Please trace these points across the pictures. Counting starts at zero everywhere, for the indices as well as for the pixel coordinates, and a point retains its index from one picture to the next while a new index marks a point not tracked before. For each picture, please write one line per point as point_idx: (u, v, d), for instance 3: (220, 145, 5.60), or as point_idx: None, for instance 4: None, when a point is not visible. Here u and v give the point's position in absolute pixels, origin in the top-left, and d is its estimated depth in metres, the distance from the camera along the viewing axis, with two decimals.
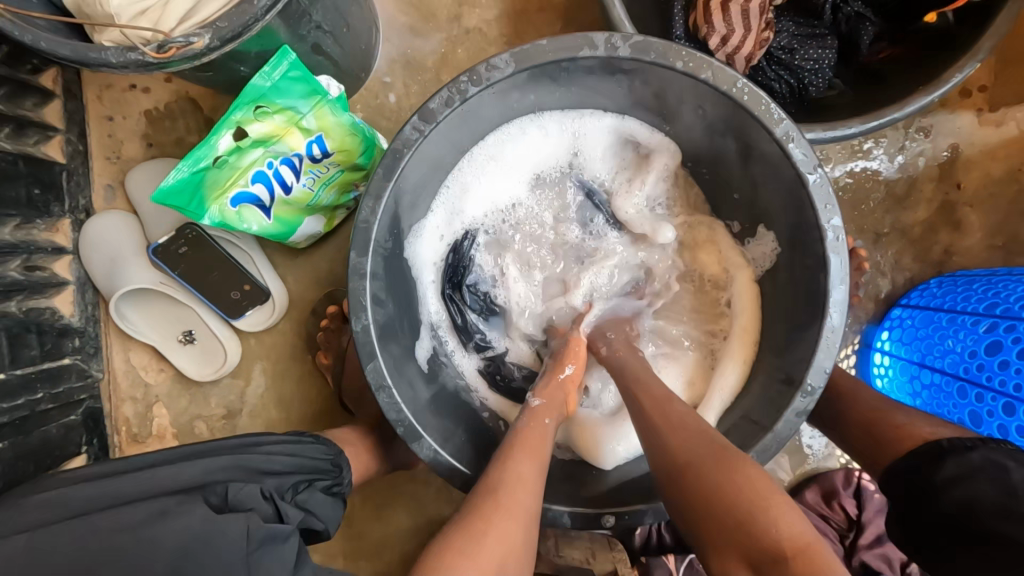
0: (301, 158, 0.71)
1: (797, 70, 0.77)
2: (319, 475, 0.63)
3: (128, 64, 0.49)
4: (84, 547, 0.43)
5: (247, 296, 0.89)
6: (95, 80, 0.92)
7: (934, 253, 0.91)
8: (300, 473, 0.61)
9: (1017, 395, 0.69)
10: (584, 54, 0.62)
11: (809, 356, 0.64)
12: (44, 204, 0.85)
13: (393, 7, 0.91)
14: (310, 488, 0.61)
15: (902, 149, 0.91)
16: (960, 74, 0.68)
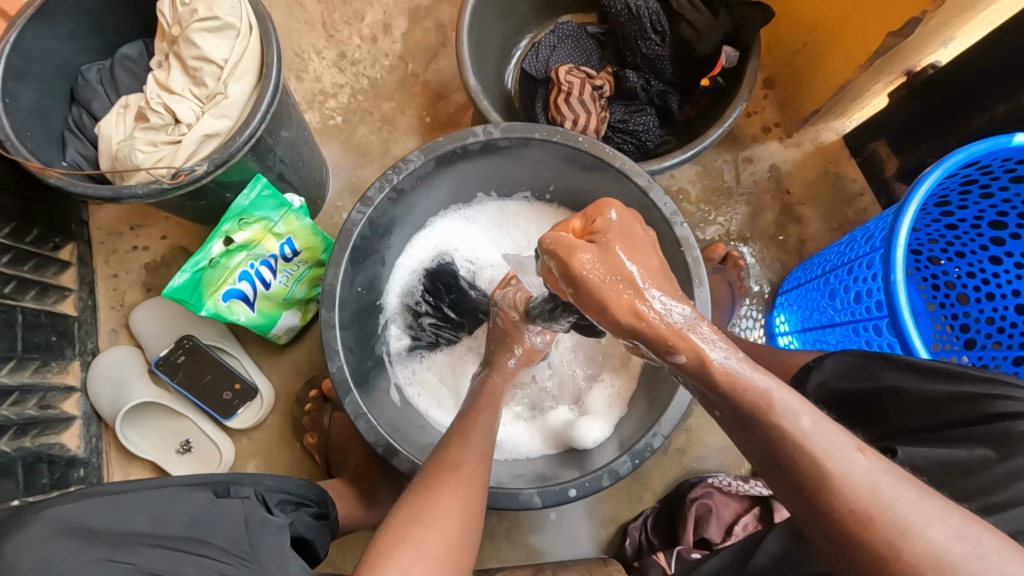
0: (277, 257, 0.91)
1: (634, 133, 1.07)
2: (306, 502, 0.72)
3: (150, 193, 0.71)
4: (119, 515, 0.50)
5: (238, 394, 1.02)
6: (103, 249, 1.13)
7: (790, 243, 1.15)
8: (289, 496, 0.70)
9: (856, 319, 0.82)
10: (470, 140, 0.86)
11: (692, 315, 0.82)
12: (58, 349, 1.00)
13: (338, 152, 1.20)
14: (297, 510, 0.70)
15: (739, 175, 1.19)
16: (735, 110, 0.97)
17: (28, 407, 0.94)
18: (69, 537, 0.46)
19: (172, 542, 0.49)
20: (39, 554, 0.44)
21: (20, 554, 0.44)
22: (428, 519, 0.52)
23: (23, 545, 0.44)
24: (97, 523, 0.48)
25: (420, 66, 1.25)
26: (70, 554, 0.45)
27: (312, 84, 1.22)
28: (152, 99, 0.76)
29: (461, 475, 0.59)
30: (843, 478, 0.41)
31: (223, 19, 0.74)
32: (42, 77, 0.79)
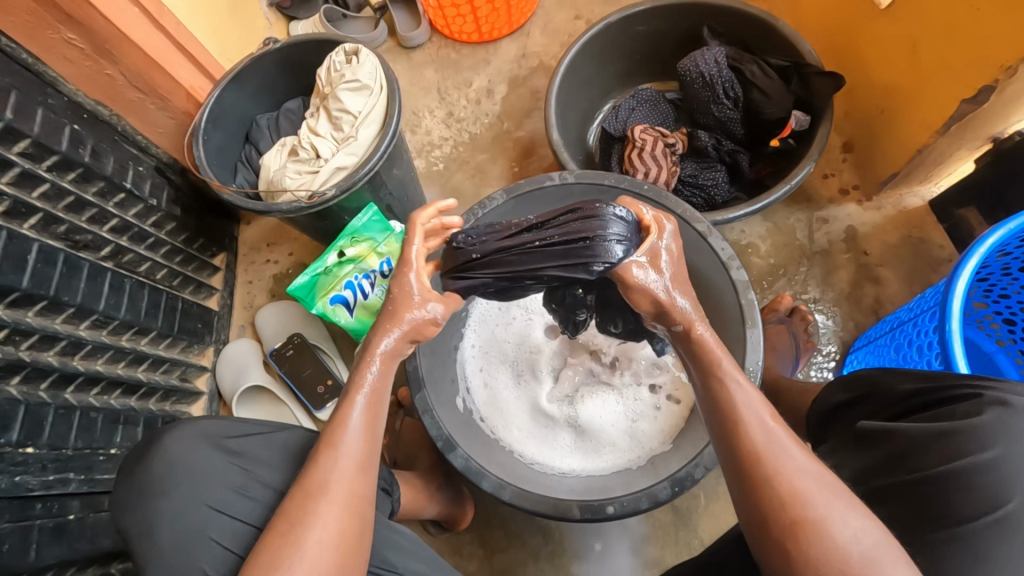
0: (375, 273, 1.07)
1: (703, 186, 1.14)
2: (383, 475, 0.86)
3: (291, 208, 0.91)
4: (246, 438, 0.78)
5: (329, 389, 1.17)
6: (245, 260, 1.38)
7: (867, 303, 1.14)
8: None
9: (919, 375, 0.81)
10: (547, 183, 0.99)
11: (743, 355, 0.86)
12: (201, 335, 1.24)
13: (437, 193, 1.39)
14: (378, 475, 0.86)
15: (812, 232, 1.20)
16: (804, 168, 1.02)
17: (173, 378, 1.17)
18: (206, 443, 0.75)
19: (267, 462, 0.76)
20: (189, 454, 0.74)
21: (177, 453, 0.74)
22: (293, 546, 0.58)
23: (174, 444, 0.74)
24: (226, 437, 0.77)
25: (514, 125, 1.43)
26: (206, 458, 0.74)
27: (423, 136, 1.44)
28: (303, 139, 0.98)
29: (325, 491, 0.61)
30: (801, 516, 0.52)
31: (362, 81, 0.95)
32: (229, 122, 1.06)
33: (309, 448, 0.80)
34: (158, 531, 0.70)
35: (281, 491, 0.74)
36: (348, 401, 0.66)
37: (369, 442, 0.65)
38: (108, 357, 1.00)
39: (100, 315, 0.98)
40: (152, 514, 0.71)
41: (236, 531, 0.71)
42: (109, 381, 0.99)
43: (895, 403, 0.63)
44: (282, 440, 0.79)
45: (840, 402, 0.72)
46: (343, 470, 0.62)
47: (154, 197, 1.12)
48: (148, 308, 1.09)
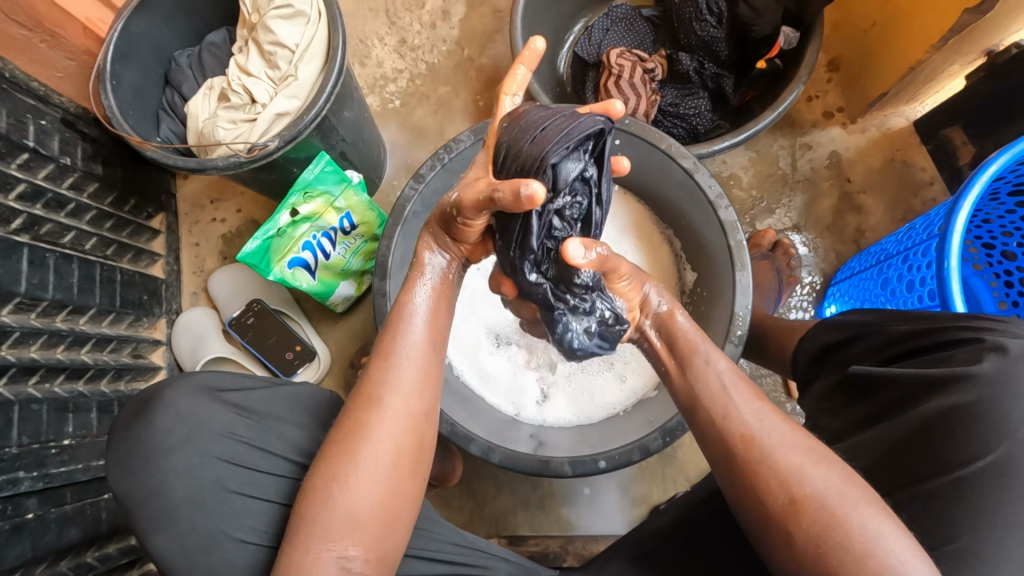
0: (336, 231, 0.98)
1: (685, 116, 1.06)
2: None
3: (228, 165, 0.79)
4: (247, 394, 0.71)
5: (299, 355, 1.10)
6: (187, 219, 1.25)
7: (848, 232, 1.11)
8: None
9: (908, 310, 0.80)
10: None
11: (732, 299, 0.83)
12: (149, 306, 1.13)
13: (395, 134, 1.26)
14: None
15: (796, 160, 1.15)
16: (793, 92, 0.94)
17: (124, 355, 1.07)
18: (206, 399, 0.69)
19: (276, 417, 0.70)
20: (190, 411, 0.67)
21: (174, 416, 0.67)
22: (345, 466, 0.56)
23: (176, 398, 0.68)
24: (225, 392, 0.70)
25: (476, 52, 1.29)
26: (206, 414, 0.68)
27: (375, 69, 1.29)
28: (233, 81, 0.84)
29: (379, 406, 0.58)
30: (794, 481, 0.49)
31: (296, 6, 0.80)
32: (142, 61, 0.90)
33: (315, 399, 0.74)
34: (171, 489, 0.64)
35: (294, 440, 0.69)
36: (401, 316, 0.64)
37: (429, 354, 0.63)
38: (42, 342, 0.89)
39: (24, 297, 0.86)
40: (161, 474, 0.65)
41: (259, 482, 0.66)
42: (48, 368, 0.89)
43: (889, 345, 0.61)
44: (287, 389, 0.73)
45: (829, 342, 0.68)
46: (397, 386, 0.59)
47: (67, 155, 0.97)
48: (81, 283, 0.97)
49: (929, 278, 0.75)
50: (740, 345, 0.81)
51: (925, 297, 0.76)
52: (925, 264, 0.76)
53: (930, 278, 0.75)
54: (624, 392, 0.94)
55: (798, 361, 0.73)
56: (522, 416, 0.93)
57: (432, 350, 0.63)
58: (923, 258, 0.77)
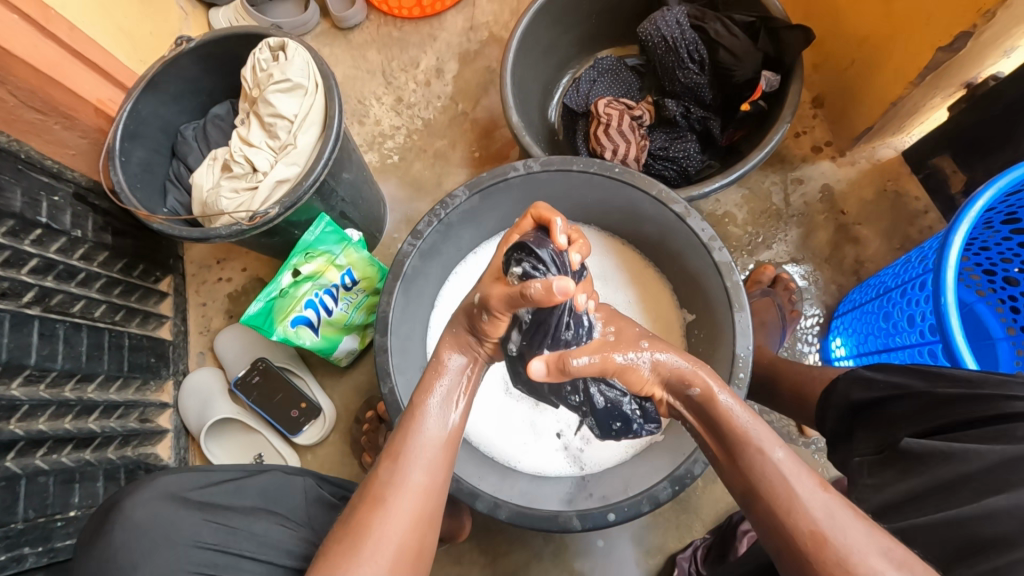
0: (337, 287, 1.00)
1: (675, 159, 1.09)
2: None
3: (231, 233, 0.82)
4: (216, 493, 0.72)
5: (304, 412, 1.10)
6: (195, 280, 1.28)
7: (847, 264, 1.11)
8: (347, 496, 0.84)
9: (912, 345, 0.79)
10: (511, 175, 0.92)
11: (733, 340, 0.82)
12: (157, 369, 1.15)
13: (395, 188, 1.30)
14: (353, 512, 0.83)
15: (788, 195, 1.16)
16: (778, 133, 0.97)
17: (131, 420, 1.08)
18: (174, 503, 0.69)
19: (247, 511, 0.71)
20: (157, 518, 0.67)
21: (139, 527, 0.67)
22: (341, 568, 0.53)
23: (137, 509, 0.68)
24: (191, 493, 0.71)
25: (470, 105, 1.34)
26: (172, 518, 0.68)
27: (373, 127, 1.34)
28: (235, 151, 0.88)
29: (389, 505, 0.57)
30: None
31: (293, 79, 0.84)
32: (150, 136, 0.94)
33: (285, 488, 0.76)
34: None
35: (266, 535, 0.70)
36: (415, 414, 0.64)
37: (441, 456, 0.62)
38: (51, 413, 0.90)
39: (34, 369, 0.88)
40: None
41: None
42: (56, 439, 0.90)
43: (934, 411, 0.59)
44: (258, 481, 0.74)
45: (862, 401, 0.68)
46: (409, 486, 0.58)
47: (78, 227, 1.01)
48: (90, 351, 0.99)
49: (929, 312, 0.74)
50: (745, 388, 0.80)
51: (927, 332, 0.76)
52: (923, 298, 0.76)
53: (930, 312, 0.74)
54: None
55: (830, 416, 0.73)
56: (532, 469, 0.92)
57: (450, 446, 0.64)
58: (921, 292, 0.77)
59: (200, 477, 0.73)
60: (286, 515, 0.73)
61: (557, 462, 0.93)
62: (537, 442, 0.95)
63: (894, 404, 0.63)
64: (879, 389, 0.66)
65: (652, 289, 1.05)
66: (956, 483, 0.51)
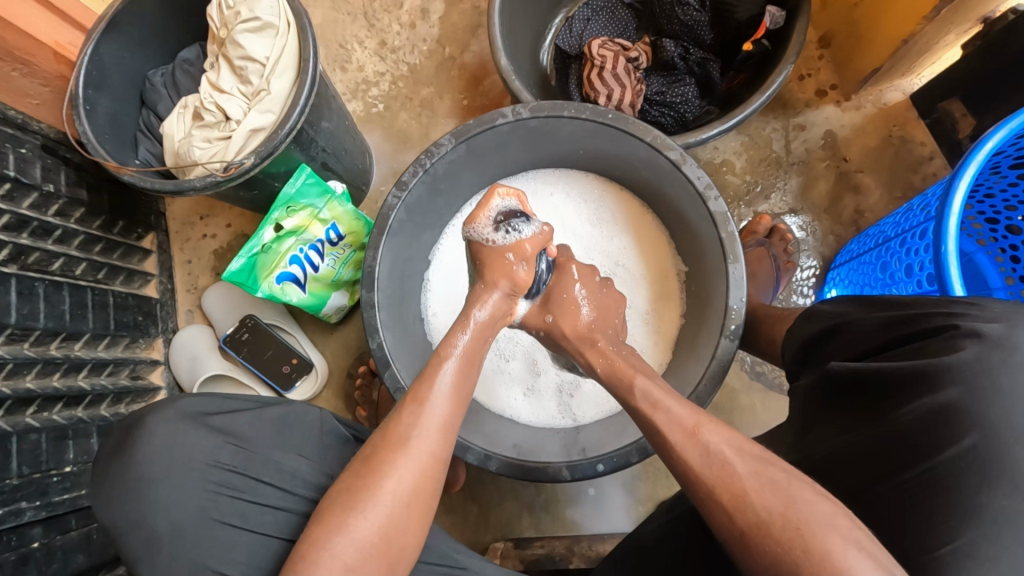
0: (323, 242, 0.97)
1: (672, 104, 1.03)
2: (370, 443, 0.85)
3: (206, 185, 0.78)
4: (234, 420, 0.71)
5: (296, 368, 1.10)
6: (178, 237, 1.25)
7: (847, 215, 1.09)
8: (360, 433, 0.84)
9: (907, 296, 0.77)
10: (499, 122, 0.88)
11: (725, 292, 0.81)
12: (145, 327, 1.14)
13: (381, 139, 1.25)
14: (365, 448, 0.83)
15: (789, 143, 1.12)
16: (781, 74, 0.91)
17: (122, 378, 1.08)
18: (194, 426, 0.69)
19: (264, 441, 0.71)
20: (177, 439, 0.68)
21: (160, 446, 0.67)
22: (359, 504, 0.55)
23: (159, 427, 0.68)
24: (211, 417, 0.70)
25: (457, 49, 1.27)
26: (192, 441, 0.68)
27: (355, 73, 1.27)
28: (206, 98, 0.83)
29: (408, 450, 0.57)
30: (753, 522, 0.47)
31: (263, 18, 0.78)
32: (116, 84, 0.89)
33: (302, 420, 0.74)
34: (154, 521, 0.65)
35: (284, 465, 0.70)
36: (439, 361, 0.64)
37: (457, 406, 0.62)
38: (38, 371, 0.90)
39: (16, 328, 0.87)
40: (145, 505, 0.65)
41: (242, 512, 0.67)
42: (45, 397, 0.90)
43: (869, 336, 0.58)
44: (276, 411, 0.74)
45: (812, 332, 0.67)
46: (426, 432, 0.59)
47: (51, 182, 0.97)
48: (74, 310, 0.98)
49: (927, 262, 0.72)
50: (735, 341, 0.79)
51: (924, 282, 0.74)
52: (922, 248, 0.74)
53: (929, 262, 0.72)
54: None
55: (789, 356, 0.71)
56: (520, 421, 0.93)
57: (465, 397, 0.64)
58: (921, 241, 0.74)
59: (219, 403, 0.72)
60: (303, 447, 0.73)
61: (551, 408, 0.94)
62: (531, 390, 0.95)
63: (834, 337, 0.63)
64: (822, 322, 0.66)
65: (646, 238, 1.02)
66: (885, 404, 0.51)
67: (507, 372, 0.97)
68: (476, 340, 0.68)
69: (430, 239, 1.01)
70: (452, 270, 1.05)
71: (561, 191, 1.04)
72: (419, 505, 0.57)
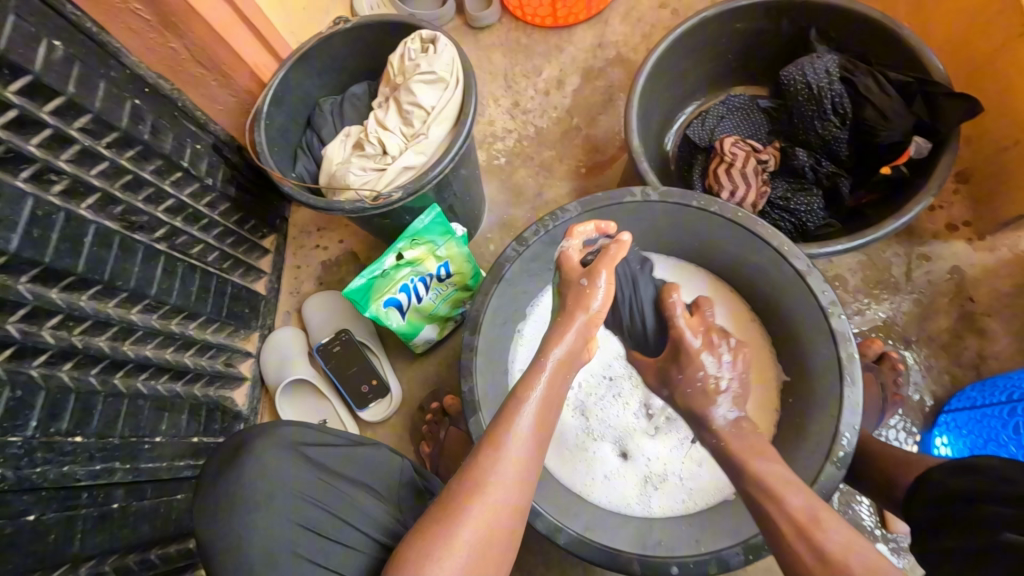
0: (432, 277, 1.02)
1: (795, 212, 1.03)
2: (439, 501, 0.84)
3: (353, 209, 0.85)
4: (328, 456, 0.73)
5: (374, 389, 1.13)
6: (294, 243, 1.34)
7: (967, 357, 1.02)
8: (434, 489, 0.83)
9: None
10: (627, 199, 0.91)
11: (837, 415, 0.77)
12: (248, 320, 1.21)
13: (497, 190, 1.31)
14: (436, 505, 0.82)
15: (910, 270, 1.08)
16: (921, 203, 0.90)
17: (218, 362, 1.14)
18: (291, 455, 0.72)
19: (350, 481, 0.72)
20: (275, 467, 0.71)
21: (258, 471, 0.70)
22: (444, 540, 0.53)
23: (261, 452, 0.71)
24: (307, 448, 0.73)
25: (585, 121, 1.34)
26: (287, 470, 0.71)
27: (486, 126, 1.36)
28: (370, 131, 0.91)
29: (491, 484, 0.57)
30: None
31: (438, 72, 0.87)
32: (292, 105, 1.00)
33: (384, 468, 0.75)
34: (246, 544, 0.67)
35: (366, 511, 0.70)
36: (524, 390, 0.65)
37: (534, 456, 0.62)
38: (157, 342, 0.97)
39: (152, 299, 0.95)
40: (239, 527, 0.68)
41: (326, 549, 0.67)
42: (157, 367, 0.96)
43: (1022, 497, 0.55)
44: (363, 454, 0.75)
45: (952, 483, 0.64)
46: (506, 470, 0.58)
47: (211, 176, 1.08)
48: (199, 292, 1.06)
49: None
50: (842, 471, 0.75)
51: None
52: None
53: None
54: (704, 478, 0.93)
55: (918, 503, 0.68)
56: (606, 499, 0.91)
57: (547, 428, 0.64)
58: None
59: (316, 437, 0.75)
60: (382, 498, 0.73)
61: (631, 496, 0.92)
62: (611, 473, 0.94)
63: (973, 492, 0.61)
64: (966, 474, 0.64)
65: (751, 344, 1.00)
66: None
67: (590, 450, 0.96)
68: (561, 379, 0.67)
69: (531, 295, 1.03)
70: (549, 324, 1.05)
71: (669, 274, 1.05)
72: (495, 546, 0.55)
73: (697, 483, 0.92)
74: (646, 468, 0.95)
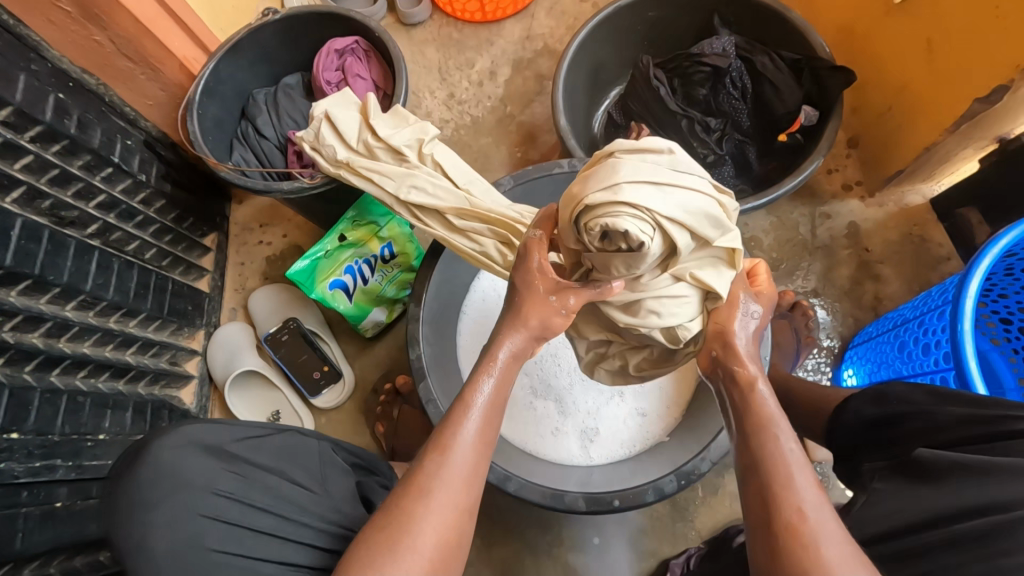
0: (376, 258, 1.05)
1: (709, 181, 1.12)
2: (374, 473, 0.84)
3: (293, 190, 0.92)
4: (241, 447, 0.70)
5: (325, 375, 1.16)
6: (237, 240, 1.34)
7: (866, 300, 1.15)
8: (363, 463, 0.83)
9: (923, 373, 0.82)
10: (556, 171, 0.97)
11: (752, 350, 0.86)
12: (192, 318, 1.20)
13: None
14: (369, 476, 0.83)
15: (814, 227, 1.20)
16: (814, 163, 1.01)
17: (163, 361, 1.13)
18: (198, 451, 0.68)
19: (264, 466, 0.70)
20: (187, 462, 0.66)
21: (169, 465, 0.65)
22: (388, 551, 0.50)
23: (165, 449, 0.66)
24: (214, 442, 0.69)
25: (517, 108, 1.40)
26: (200, 464, 0.67)
27: (423, 117, 1.40)
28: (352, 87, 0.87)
29: (425, 489, 0.53)
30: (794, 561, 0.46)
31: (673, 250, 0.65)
32: (225, 96, 1.01)
33: (303, 448, 0.74)
34: (156, 542, 0.62)
35: (283, 492, 0.68)
36: (464, 407, 0.59)
37: (485, 450, 0.58)
38: (96, 339, 0.96)
39: (88, 295, 0.93)
40: (146, 527, 0.63)
41: (241, 537, 0.64)
42: (97, 363, 0.95)
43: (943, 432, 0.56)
44: (280, 438, 0.73)
45: (880, 417, 0.66)
46: (461, 441, 0.57)
47: (144, 172, 1.07)
48: (137, 289, 1.04)
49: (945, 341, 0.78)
50: None
51: (942, 360, 0.79)
52: (944, 329, 0.79)
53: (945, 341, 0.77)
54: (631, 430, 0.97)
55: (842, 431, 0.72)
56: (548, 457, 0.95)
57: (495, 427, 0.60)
58: (940, 323, 0.79)
59: (220, 433, 0.70)
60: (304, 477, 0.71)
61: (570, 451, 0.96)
62: (557, 428, 0.98)
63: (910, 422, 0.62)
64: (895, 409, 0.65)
65: None
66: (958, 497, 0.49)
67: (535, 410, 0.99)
68: (493, 393, 0.61)
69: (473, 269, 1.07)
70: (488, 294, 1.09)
71: None
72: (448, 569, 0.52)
73: (626, 433, 0.97)
74: (577, 425, 0.98)
